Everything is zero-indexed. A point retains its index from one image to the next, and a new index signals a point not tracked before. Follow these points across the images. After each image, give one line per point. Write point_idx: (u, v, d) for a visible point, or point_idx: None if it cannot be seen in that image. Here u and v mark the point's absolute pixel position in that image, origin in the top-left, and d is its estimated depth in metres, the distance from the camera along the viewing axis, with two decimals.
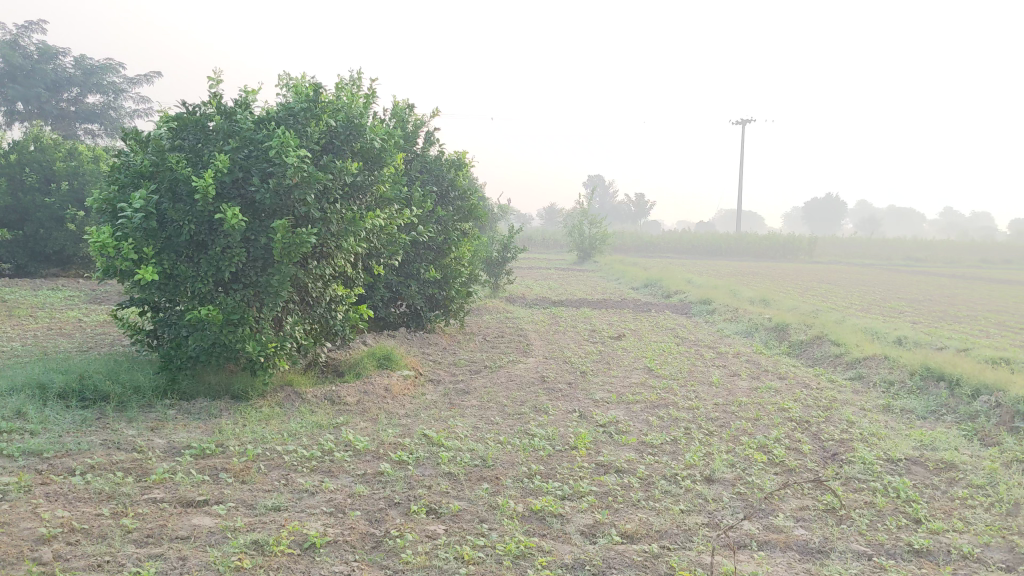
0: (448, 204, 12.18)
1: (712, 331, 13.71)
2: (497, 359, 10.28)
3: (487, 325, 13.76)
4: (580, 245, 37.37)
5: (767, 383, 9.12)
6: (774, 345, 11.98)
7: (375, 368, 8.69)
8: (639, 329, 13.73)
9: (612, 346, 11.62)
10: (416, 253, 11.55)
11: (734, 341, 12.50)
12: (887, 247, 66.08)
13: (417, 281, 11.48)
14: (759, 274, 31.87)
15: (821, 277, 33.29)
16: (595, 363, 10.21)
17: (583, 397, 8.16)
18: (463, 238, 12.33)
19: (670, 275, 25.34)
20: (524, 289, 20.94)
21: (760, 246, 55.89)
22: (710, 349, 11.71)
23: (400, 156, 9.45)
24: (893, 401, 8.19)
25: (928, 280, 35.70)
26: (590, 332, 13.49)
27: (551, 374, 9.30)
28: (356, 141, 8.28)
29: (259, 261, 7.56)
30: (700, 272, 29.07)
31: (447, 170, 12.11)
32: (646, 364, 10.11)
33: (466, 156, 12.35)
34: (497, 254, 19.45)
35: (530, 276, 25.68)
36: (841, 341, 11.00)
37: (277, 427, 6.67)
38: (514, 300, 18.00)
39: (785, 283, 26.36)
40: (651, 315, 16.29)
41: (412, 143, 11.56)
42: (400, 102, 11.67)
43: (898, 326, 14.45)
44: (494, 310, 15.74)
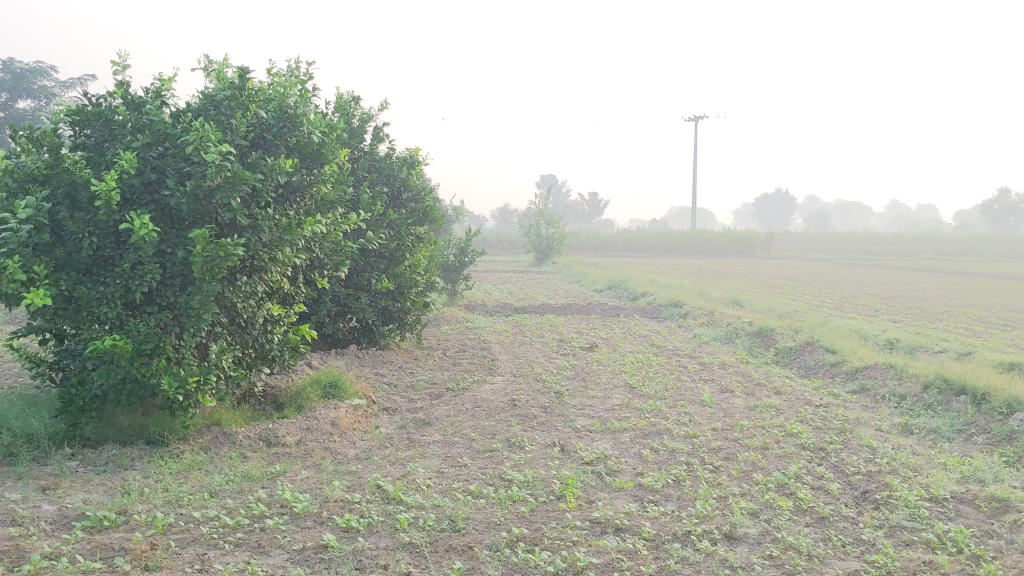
0: (400, 207, 11.03)
1: (688, 338, 12.72)
2: (460, 380, 9.16)
3: (446, 337, 12.63)
4: (538, 247, 36.33)
5: (765, 400, 8.12)
6: (759, 353, 11.02)
7: (320, 398, 7.52)
8: (611, 338, 12.69)
9: (585, 359, 10.56)
10: (366, 262, 10.40)
11: (715, 349, 11.52)
12: (842, 240, 65.98)
13: (367, 293, 10.33)
14: (722, 272, 31.09)
15: (784, 274, 32.62)
16: (569, 381, 9.13)
17: (562, 426, 7.09)
18: (418, 244, 11.19)
19: (633, 276, 24.43)
20: (484, 295, 19.82)
21: (717, 243, 55.40)
22: (691, 359, 10.71)
23: (345, 153, 8.29)
24: (910, 419, 7.23)
25: (890, 274, 35.24)
26: (558, 343, 12.41)
27: (522, 397, 8.21)
28: (292, 134, 7.10)
29: (177, 279, 6.36)
30: (663, 272, 28.18)
31: (399, 169, 10.96)
32: (626, 380, 9.07)
33: (419, 153, 11.22)
34: (453, 259, 18.29)
35: (489, 280, 24.61)
36: (834, 347, 10.05)
37: (199, 482, 5.50)
38: (473, 308, 16.88)
39: (751, 281, 25.56)
40: (621, 321, 15.26)
41: (360, 139, 10.40)
42: (344, 94, 10.50)
43: (884, 327, 13.58)
44: (453, 320, 14.64)
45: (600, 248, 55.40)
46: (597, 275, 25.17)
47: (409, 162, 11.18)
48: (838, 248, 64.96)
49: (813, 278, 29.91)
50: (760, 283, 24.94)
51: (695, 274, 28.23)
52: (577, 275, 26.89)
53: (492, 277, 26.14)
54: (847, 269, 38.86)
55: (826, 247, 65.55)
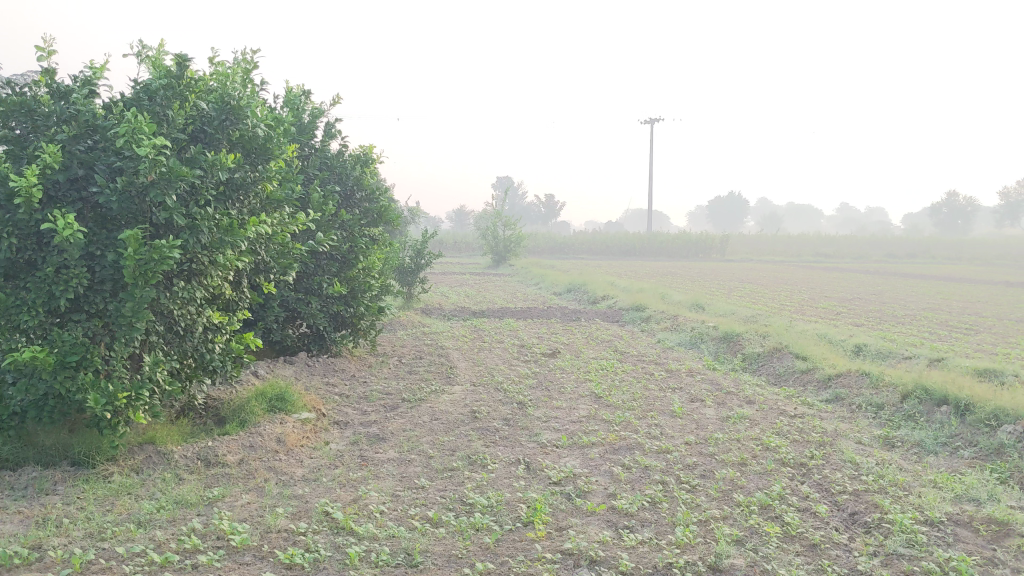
0: (353, 208, 10.51)
1: (652, 343, 12.35)
2: (416, 389, 8.68)
3: (402, 343, 12.13)
4: (495, 249, 35.88)
5: (737, 410, 7.76)
6: (726, 359, 10.68)
7: (266, 412, 6.98)
8: (572, 344, 12.28)
9: (547, 366, 10.14)
10: (316, 266, 9.86)
11: (680, 355, 11.17)
12: (796, 243, 66.42)
13: (317, 297, 9.79)
14: (680, 274, 30.91)
15: (742, 276, 32.55)
16: (532, 390, 8.70)
17: (526, 441, 6.64)
18: (372, 246, 10.68)
19: (592, 279, 24.09)
20: (440, 298, 19.33)
21: (673, 246, 55.43)
22: (657, 365, 10.34)
23: (293, 149, 7.76)
24: (891, 432, 6.90)
25: (846, 277, 35.36)
26: (518, 348, 11.97)
27: (483, 409, 7.75)
28: (235, 127, 6.56)
29: (107, 284, 5.79)
30: (622, 275, 27.93)
31: (352, 167, 10.44)
32: (591, 389, 8.66)
33: (374, 151, 10.71)
34: (409, 262, 17.77)
35: (446, 282, 24.10)
36: (804, 354, 9.75)
37: (127, 510, 4.96)
38: (429, 311, 16.38)
39: (710, 284, 25.37)
40: (581, 325, 14.86)
41: (310, 136, 9.86)
42: (293, 87, 9.95)
43: (849, 332, 13.35)
44: (409, 324, 14.13)
45: (556, 250, 55.12)
46: (555, 278, 24.80)
47: (363, 160, 10.66)
48: (792, 251, 65.40)
49: (770, 281, 29.82)
50: (719, 286, 24.74)
51: (653, 276, 27.96)
52: (535, 278, 26.48)
53: (449, 279, 25.65)
54: (803, 271, 38.94)
55: (781, 250, 65.96)
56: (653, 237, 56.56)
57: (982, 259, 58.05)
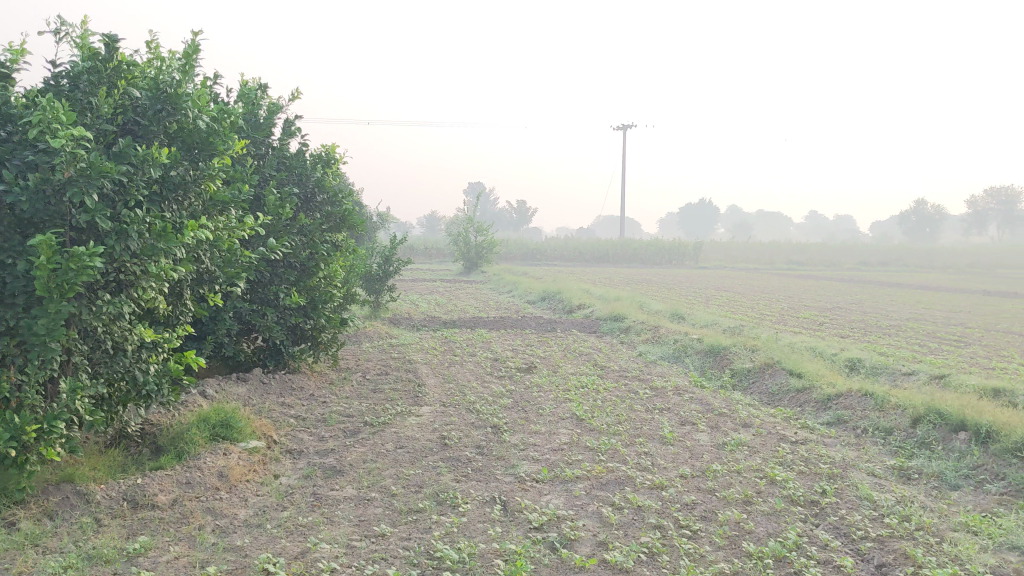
0: (313, 212, 9.72)
1: (632, 357, 11.66)
2: (380, 411, 7.91)
3: (367, 357, 11.35)
4: (466, 255, 35.16)
5: (733, 435, 7.07)
6: (713, 375, 10.02)
7: (208, 441, 6.14)
8: (548, 357, 11.55)
9: (523, 383, 9.41)
10: (271, 274, 9.07)
11: (664, 371, 10.49)
12: (769, 250, 66.24)
13: (272, 309, 9.00)
14: (655, 281, 30.34)
15: (717, 284, 32.04)
16: (506, 412, 7.96)
17: (502, 474, 5.90)
18: (334, 253, 9.90)
19: (566, 286, 23.43)
20: (409, 307, 18.58)
21: (646, 253, 54.98)
22: (640, 382, 9.64)
23: (242, 144, 6.96)
24: (906, 462, 6.25)
25: (822, 284, 34.97)
26: (491, 363, 11.22)
27: (453, 434, 6.99)
28: (171, 119, 5.77)
29: (18, 297, 4.95)
30: (596, 282, 27.31)
31: (312, 168, 9.66)
32: (571, 410, 7.94)
33: (336, 150, 9.93)
34: (376, 268, 17.00)
35: (416, 290, 23.32)
36: (799, 370, 9.09)
37: (30, 568, 4.13)
38: (397, 321, 15.60)
39: (687, 292, 24.79)
40: (557, 336, 14.16)
41: (266, 132, 9.06)
42: (248, 80, 9.16)
43: (837, 344, 12.75)
44: (376, 335, 13.35)
45: (529, 255, 54.46)
46: (528, 285, 24.11)
47: (325, 160, 9.88)
48: (765, 258, 65.19)
49: (746, 289, 29.32)
50: (696, 295, 24.17)
51: (628, 284, 27.34)
52: (507, 285, 25.78)
53: (419, 286, 24.89)
54: (777, 280, 38.53)
55: (753, 257, 65.74)
56: (627, 244, 56.10)
57: (954, 268, 58.09)
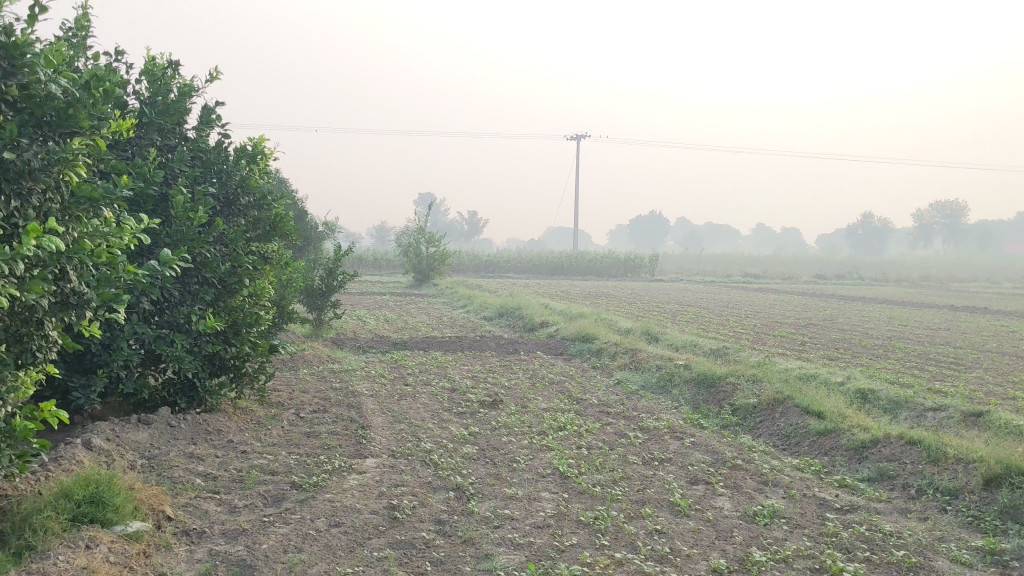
0: (236, 217, 8.07)
1: (610, 387, 10.15)
2: (313, 466, 6.29)
3: (302, 387, 9.70)
4: (416, 267, 33.56)
5: (762, 501, 5.60)
6: (711, 411, 8.56)
7: (67, 527, 4.43)
8: (514, 388, 9.99)
9: (489, 425, 7.84)
10: (181, 293, 7.42)
11: (652, 405, 9.01)
12: (724, 263, 65.46)
13: (183, 335, 7.36)
14: (614, 295, 29.03)
15: (679, 298, 30.84)
16: (471, 465, 6.39)
17: (474, 572, 4.33)
18: (262, 266, 8.27)
19: (526, 301, 21.94)
20: (355, 324, 16.90)
21: (601, 266, 53.85)
22: (627, 421, 8.14)
23: (129, 125, 5.31)
24: (998, 542, 4.83)
25: (786, 298, 33.91)
26: (448, 394, 9.64)
27: (405, 504, 5.40)
28: (5, 81, 4.07)
29: None
30: (555, 297, 25.85)
31: (235, 164, 8.00)
32: (553, 464, 6.39)
33: (266, 143, 8.30)
34: (318, 282, 15.32)
35: (363, 304, 21.65)
36: (816, 408, 7.66)
37: None
38: (341, 340, 13.95)
39: (651, 307, 23.46)
40: (521, 360, 12.62)
41: (177, 119, 7.40)
42: (155, 56, 7.48)
43: (834, 369, 11.39)
44: (315, 360, 11.69)
45: (481, 267, 52.93)
46: (484, 300, 22.52)
47: (250, 154, 8.24)
48: (720, 270, 64.44)
49: (710, 303, 28.11)
50: (661, 310, 22.83)
51: (588, 298, 25.90)
52: (461, 300, 24.17)
53: (366, 301, 23.23)
54: (739, 292, 37.41)
55: (708, 269, 64.96)
56: (581, 256, 54.83)
57: (909, 280, 57.74)
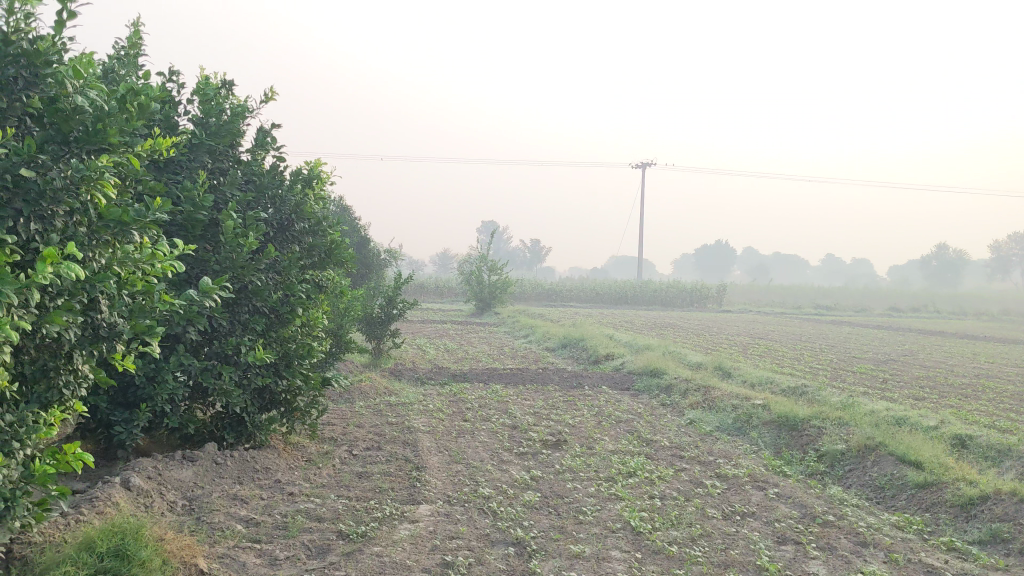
0: (289, 244, 7.69)
1: (681, 428, 9.53)
2: (363, 513, 5.82)
3: (358, 422, 9.27)
4: (479, 295, 33.18)
5: (862, 566, 4.96)
6: (794, 457, 7.90)
7: None
8: (579, 426, 9.43)
9: (553, 468, 7.30)
10: (230, 324, 7.04)
11: (728, 449, 8.37)
12: (793, 294, 63.92)
13: (231, 367, 6.98)
14: (680, 327, 28.26)
15: (748, 330, 29.92)
16: (533, 516, 5.86)
17: None
18: (315, 295, 7.89)
19: (590, 332, 21.37)
20: (415, 353, 16.49)
21: (666, 296, 52.95)
22: (703, 467, 7.53)
23: (170, 144, 4.95)
24: None
25: (859, 331, 32.71)
26: (509, 432, 9.12)
27: (461, 561, 4.89)
28: (28, 92, 3.76)
29: None
30: (619, 327, 25.22)
31: (289, 189, 7.63)
32: (623, 516, 5.83)
33: (322, 167, 7.94)
34: (377, 311, 14.96)
35: (424, 333, 21.29)
36: (913, 458, 6.97)
37: None
38: (399, 371, 13.54)
39: (719, 340, 22.69)
40: (585, 395, 12.06)
41: (229, 141, 7.06)
42: (209, 76, 7.17)
43: (924, 410, 10.60)
44: (372, 392, 11.28)
45: (544, 296, 52.37)
46: (546, 330, 21.98)
47: (305, 178, 7.87)
48: (788, 301, 62.96)
49: (781, 336, 27.19)
50: (731, 343, 22.05)
51: (653, 330, 25.19)
52: (524, 330, 23.65)
53: (427, 330, 22.86)
54: (809, 324, 36.26)
55: (776, 301, 63.52)
56: (646, 285, 53.98)
57: (988, 314, 55.65)
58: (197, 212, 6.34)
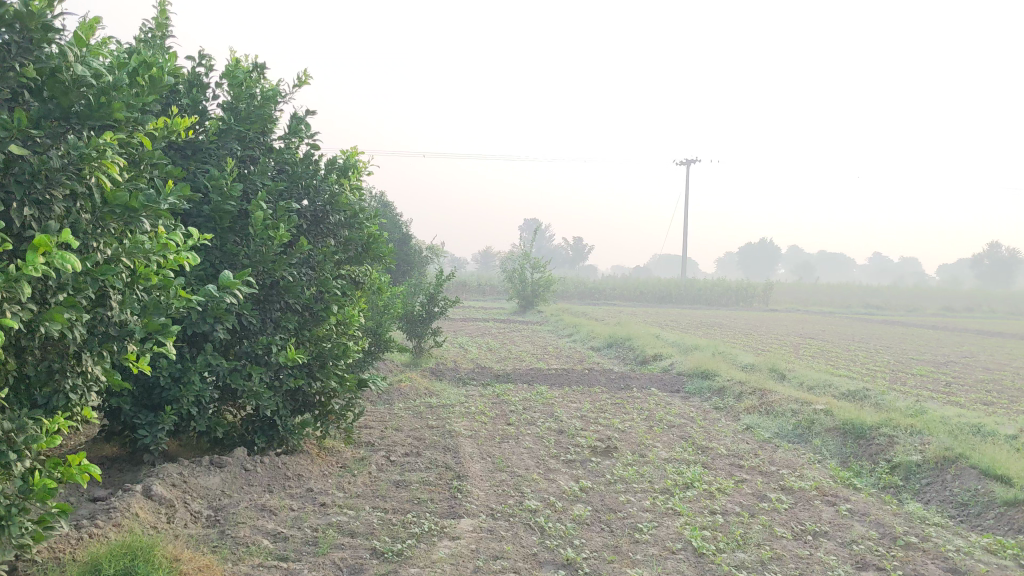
0: (324, 237, 7.27)
1: (738, 434, 8.98)
2: (400, 528, 5.37)
3: (396, 425, 8.84)
4: (522, 293, 32.72)
5: None
6: (864, 469, 7.32)
7: None
8: (629, 431, 8.93)
9: (603, 479, 6.80)
10: (261, 322, 6.64)
11: (791, 459, 7.82)
12: (842, 293, 62.62)
13: (261, 368, 6.57)
14: (727, 326, 27.57)
15: (797, 329, 29.13)
16: (585, 534, 5.37)
17: None
18: (351, 292, 7.46)
19: (635, 331, 20.81)
20: (456, 352, 16.06)
21: (711, 294, 52.09)
22: (766, 479, 6.99)
23: (187, 125, 4.54)
24: None
25: (913, 331, 31.72)
26: (555, 437, 8.63)
27: None
28: (23, 61, 3.30)
29: None
30: (665, 326, 24.61)
31: (324, 179, 7.21)
32: (683, 536, 5.32)
33: (359, 156, 7.51)
34: (418, 308, 14.56)
35: (466, 331, 20.88)
36: (999, 472, 6.37)
37: None
38: (440, 370, 13.11)
39: (769, 340, 22.01)
40: (634, 398, 11.54)
41: (260, 128, 6.66)
42: (239, 59, 6.78)
43: (997, 417, 9.93)
44: (412, 392, 10.86)
45: (587, 293, 51.78)
46: (591, 329, 21.45)
47: (342, 168, 7.45)
48: (837, 300, 61.70)
49: (832, 336, 26.41)
50: (781, 343, 21.36)
51: (701, 329, 24.54)
52: (567, 328, 23.13)
53: (469, 328, 22.45)
54: (860, 324, 35.28)
55: (824, 300, 62.29)
56: (690, 284, 53.16)
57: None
58: (225, 204, 6.07)
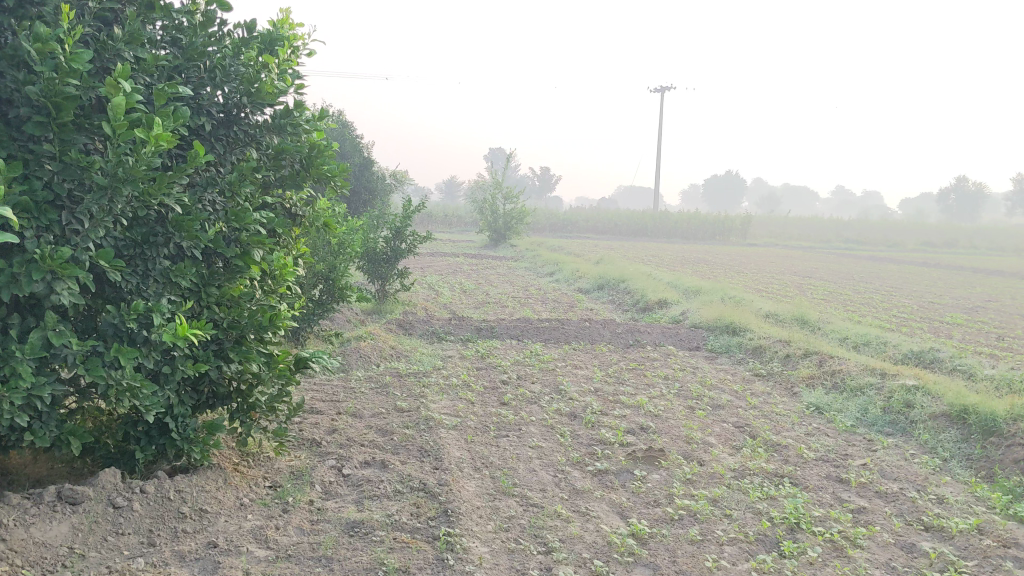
0: (239, 146, 4.85)
1: (809, 421, 6.79)
2: None
3: (354, 411, 6.51)
4: (494, 225, 30.26)
5: None
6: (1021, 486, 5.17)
7: None
8: (665, 416, 6.68)
9: (662, 515, 4.55)
10: (138, 276, 4.22)
11: (904, 466, 5.64)
12: (818, 227, 60.90)
13: (137, 349, 4.18)
14: (716, 263, 25.49)
15: (790, 266, 27.11)
16: None
17: None
18: (282, 230, 5.07)
19: (626, 270, 18.60)
20: (427, 296, 13.73)
21: (687, 227, 50.05)
22: (894, 509, 4.79)
23: None
24: None
25: (909, 270, 29.84)
26: (570, 427, 6.38)
27: None
28: None
29: None
30: (653, 263, 22.46)
31: (239, 57, 4.74)
32: None
33: (294, 25, 5.06)
34: (380, 245, 12.17)
35: (435, 270, 18.52)
36: None
37: None
38: (410, 320, 10.77)
39: (773, 281, 19.93)
40: (651, 359, 9.33)
41: None
42: None
43: None
44: (375, 355, 8.53)
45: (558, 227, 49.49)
46: (575, 267, 19.12)
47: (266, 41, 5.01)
48: (813, 235, 60.04)
49: (831, 275, 24.42)
50: (787, 284, 19.28)
51: (693, 267, 22.30)
52: (548, 265, 20.79)
53: (439, 265, 20.05)
54: (849, 261, 33.42)
55: (799, 233, 60.60)
56: (666, 216, 50.98)
57: None
58: (66, 78, 3.73)
